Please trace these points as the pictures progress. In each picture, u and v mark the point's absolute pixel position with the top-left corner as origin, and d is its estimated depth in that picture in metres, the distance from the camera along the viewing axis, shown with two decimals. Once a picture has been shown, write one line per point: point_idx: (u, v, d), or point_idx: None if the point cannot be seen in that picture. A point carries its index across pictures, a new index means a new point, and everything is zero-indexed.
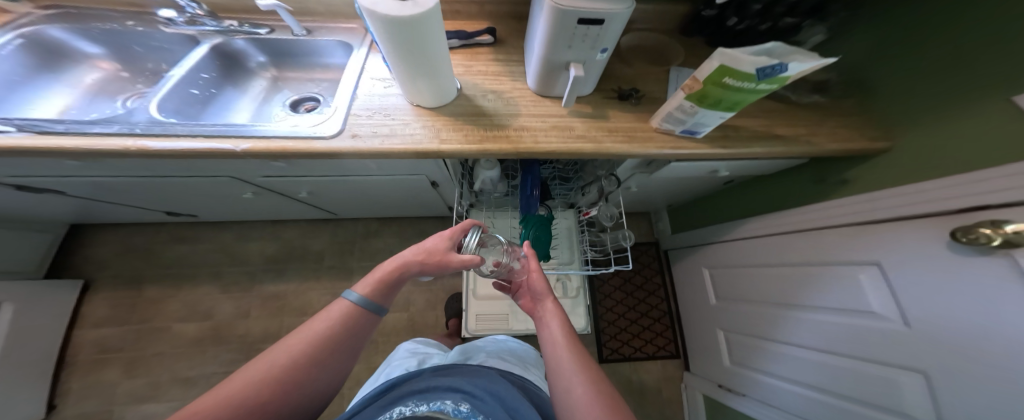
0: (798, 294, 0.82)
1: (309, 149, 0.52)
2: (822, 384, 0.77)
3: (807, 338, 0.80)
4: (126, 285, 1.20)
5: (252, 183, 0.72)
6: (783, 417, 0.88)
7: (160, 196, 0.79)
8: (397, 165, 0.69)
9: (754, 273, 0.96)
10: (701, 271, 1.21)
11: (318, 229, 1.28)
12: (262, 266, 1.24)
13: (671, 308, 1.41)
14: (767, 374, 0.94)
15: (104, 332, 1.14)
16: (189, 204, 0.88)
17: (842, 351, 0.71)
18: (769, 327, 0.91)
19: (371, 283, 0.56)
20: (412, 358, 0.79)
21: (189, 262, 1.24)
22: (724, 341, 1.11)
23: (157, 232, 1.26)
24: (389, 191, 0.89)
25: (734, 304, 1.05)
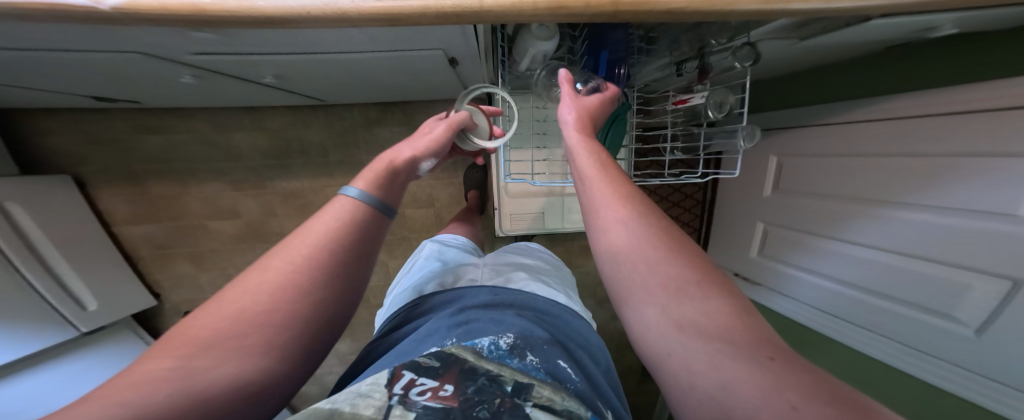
0: (889, 191, 0.67)
1: (250, 9, 0.30)
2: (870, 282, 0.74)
3: (872, 237, 0.71)
4: (128, 181, 1.10)
5: (186, 65, 0.47)
6: (807, 306, 0.91)
7: (90, 80, 0.56)
8: (401, 35, 0.44)
9: (840, 166, 0.76)
10: (766, 160, 0.96)
11: (306, 118, 1.05)
12: (260, 162, 1.09)
13: (705, 198, 1.26)
14: (797, 267, 0.91)
15: (144, 230, 1.16)
16: (130, 89, 0.64)
17: (914, 252, 0.64)
18: (828, 224, 0.80)
19: (365, 179, 0.51)
20: (441, 267, 0.75)
21: (178, 156, 1.08)
22: (762, 233, 1.01)
23: (116, 121, 1.04)
24: (391, 73, 0.64)
25: (782, 197, 0.92)
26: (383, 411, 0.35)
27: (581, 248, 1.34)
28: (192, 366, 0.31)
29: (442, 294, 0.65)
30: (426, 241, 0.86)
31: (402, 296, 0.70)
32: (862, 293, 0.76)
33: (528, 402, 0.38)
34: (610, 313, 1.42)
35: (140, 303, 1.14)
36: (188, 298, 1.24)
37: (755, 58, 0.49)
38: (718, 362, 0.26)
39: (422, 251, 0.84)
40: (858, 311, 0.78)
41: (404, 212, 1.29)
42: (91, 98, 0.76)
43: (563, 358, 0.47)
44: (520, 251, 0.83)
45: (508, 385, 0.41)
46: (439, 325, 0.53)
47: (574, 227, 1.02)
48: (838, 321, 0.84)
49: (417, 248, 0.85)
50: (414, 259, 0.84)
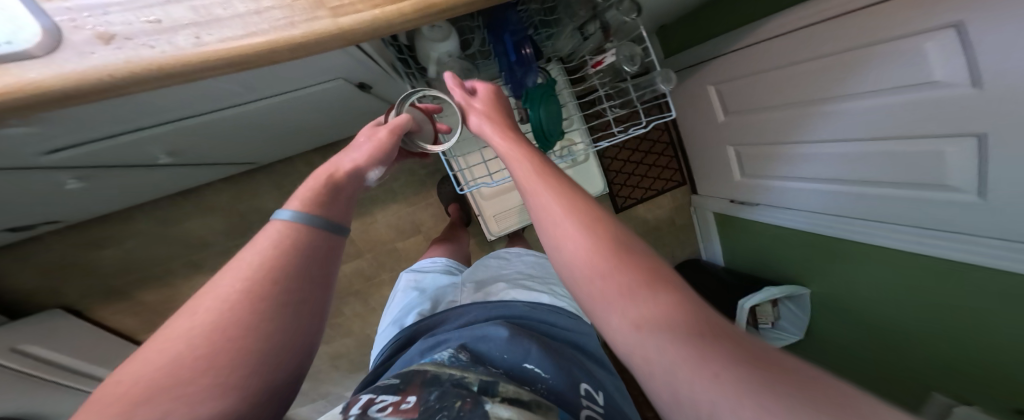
0: (822, 87, 0.66)
1: (13, 87, 0.20)
2: (848, 173, 0.72)
3: (832, 131, 0.69)
4: (110, 296, 1.04)
5: (52, 166, 0.42)
6: (805, 213, 0.89)
7: (4, 205, 0.52)
8: (279, 72, 0.39)
9: (773, 78, 0.76)
10: (705, 90, 0.98)
11: (249, 185, 0.99)
12: (224, 242, 1.03)
13: (673, 138, 1.24)
14: (782, 178, 0.90)
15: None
16: (49, 206, 0.59)
17: (881, 133, 0.61)
18: (787, 129, 0.78)
19: (301, 198, 0.37)
20: (419, 294, 0.70)
21: (140, 263, 1.03)
22: (735, 154, 1.01)
23: (61, 250, 0.98)
24: (304, 114, 0.59)
25: (740, 118, 0.91)
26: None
27: None
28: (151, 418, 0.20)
29: (420, 322, 0.61)
30: (403, 273, 0.80)
31: (385, 334, 0.66)
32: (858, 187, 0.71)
33: (494, 398, 0.33)
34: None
35: None
36: None
37: (638, 7, 0.51)
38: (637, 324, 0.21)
39: (399, 284, 0.79)
40: (864, 208, 0.73)
41: (394, 247, 1.15)
42: (7, 232, 0.71)
43: (529, 359, 0.44)
44: (503, 257, 0.79)
45: (472, 385, 0.35)
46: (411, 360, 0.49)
47: None
48: (845, 219, 0.79)
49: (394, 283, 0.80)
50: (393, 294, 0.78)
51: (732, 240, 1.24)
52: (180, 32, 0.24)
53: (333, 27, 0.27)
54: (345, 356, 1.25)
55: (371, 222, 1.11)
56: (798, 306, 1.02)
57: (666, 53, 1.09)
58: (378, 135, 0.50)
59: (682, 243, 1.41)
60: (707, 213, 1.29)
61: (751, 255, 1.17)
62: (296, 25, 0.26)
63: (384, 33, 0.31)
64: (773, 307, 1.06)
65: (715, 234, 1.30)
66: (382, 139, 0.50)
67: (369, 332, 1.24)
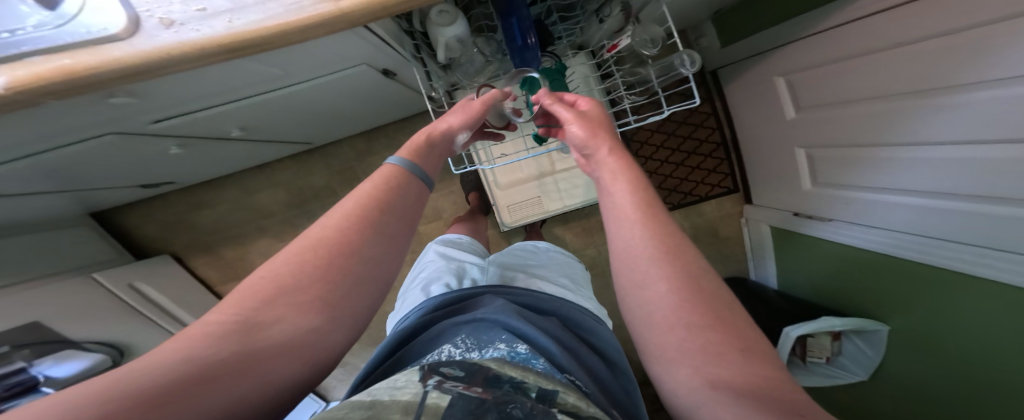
0: (922, 76, 0.54)
1: (103, 62, 0.28)
2: (958, 186, 0.56)
3: (937, 133, 0.55)
4: (204, 248, 1.30)
5: (153, 133, 0.54)
6: (892, 233, 0.73)
7: (130, 165, 0.68)
8: (309, 58, 0.45)
9: (859, 67, 0.64)
10: (772, 83, 0.86)
11: (306, 165, 1.15)
12: (287, 212, 1.21)
13: (724, 138, 1.12)
14: (868, 189, 0.74)
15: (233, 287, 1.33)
16: (162, 168, 0.77)
17: (993, 135, 0.47)
18: (875, 130, 0.65)
19: (408, 149, 0.42)
20: (446, 267, 0.69)
21: (226, 223, 1.26)
22: (806, 159, 0.87)
23: (178, 205, 1.25)
24: (340, 99, 0.67)
25: (812, 113, 0.78)
26: (421, 395, 0.28)
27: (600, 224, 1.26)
28: (247, 327, 0.24)
29: (452, 294, 0.58)
30: (433, 242, 0.77)
31: (409, 301, 0.65)
32: (965, 202, 0.56)
33: (555, 409, 0.28)
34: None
35: None
36: None
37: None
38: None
39: (427, 254, 0.79)
40: (971, 232, 0.58)
41: (422, 230, 1.24)
42: (139, 188, 0.93)
43: (574, 367, 0.39)
44: (531, 246, 0.76)
45: (531, 391, 0.31)
46: (455, 341, 0.44)
47: (576, 202, 0.96)
48: (951, 244, 0.62)
49: (422, 252, 0.80)
50: (419, 265, 0.77)
51: (792, 260, 1.07)
52: (218, 17, 0.29)
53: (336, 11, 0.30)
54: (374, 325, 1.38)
55: None
56: (867, 343, 0.87)
57: (723, 42, 0.98)
58: (470, 105, 0.51)
59: (725, 256, 1.27)
60: (764, 226, 1.13)
61: (814, 278, 1.01)
62: (307, 10, 0.30)
63: (381, 14, 0.33)
64: (834, 341, 0.92)
65: (770, 251, 1.15)
66: (476, 109, 0.50)
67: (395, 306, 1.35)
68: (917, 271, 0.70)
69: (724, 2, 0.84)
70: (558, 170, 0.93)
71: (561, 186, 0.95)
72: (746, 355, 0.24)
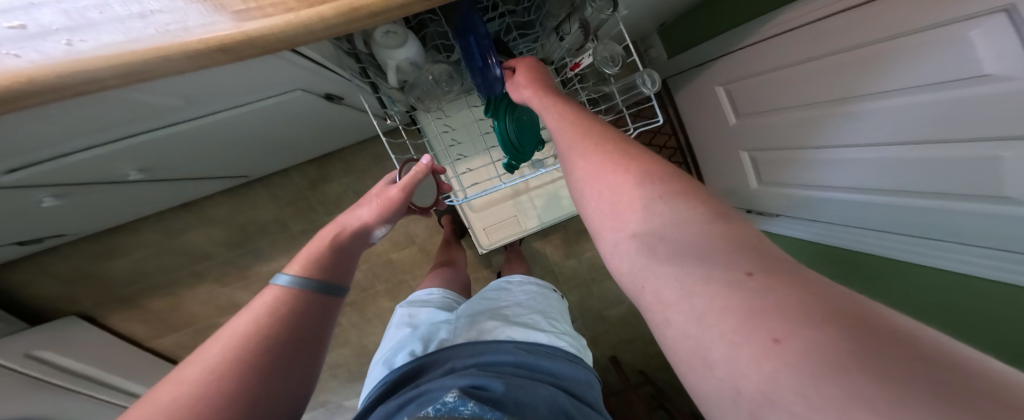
0: (841, 84, 0.58)
1: None
2: (882, 182, 0.60)
3: (859, 134, 0.59)
4: (125, 303, 1.10)
5: (15, 185, 0.43)
6: (831, 227, 0.78)
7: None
8: (219, 86, 0.37)
9: (787, 76, 0.67)
10: (714, 91, 0.90)
11: (245, 198, 1.01)
12: (227, 253, 1.05)
13: (681, 143, 1.16)
14: (804, 186, 0.78)
15: (177, 339, 1.16)
16: (44, 222, 0.62)
17: (914, 135, 0.51)
18: (805, 133, 0.69)
19: (299, 263, 0.41)
20: (411, 329, 0.63)
21: (149, 272, 1.07)
22: (749, 161, 0.91)
23: (80, 259, 1.03)
24: (274, 127, 0.58)
25: (750, 120, 0.82)
26: None
27: (578, 234, 1.22)
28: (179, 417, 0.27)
29: (409, 366, 0.54)
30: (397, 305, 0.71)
31: (374, 374, 0.59)
32: (883, 196, 0.61)
33: None
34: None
35: None
36: None
37: (615, 2, 0.46)
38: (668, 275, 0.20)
39: (392, 318, 0.72)
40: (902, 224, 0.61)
41: (389, 258, 1.14)
42: (16, 245, 0.75)
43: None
44: (498, 287, 0.71)
45: None
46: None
47: (553, 220, 0.93)
48: (883, 235, 0.66)
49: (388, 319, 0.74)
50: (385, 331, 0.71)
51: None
52: (49, 38, 0.22)
53: (236, 32, 0.23)
54: (344, 364, 1.24)
55: None
56: None
57: (670, 53, 1.02)
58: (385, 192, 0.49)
59: None
60: None
61: None
62: (193, 30, 0.23)
63: (312, 39, 0.26)
64: None
65: None
66: (392, 197, 0.48)
67: (368, 342, 1.23)
68: (859, 261, 0.74)
69: (669, 15, 0.87)
70: (533, 189, 0.90)
71: (537, 203, 0.91)
72: (682, 210, 0.23)
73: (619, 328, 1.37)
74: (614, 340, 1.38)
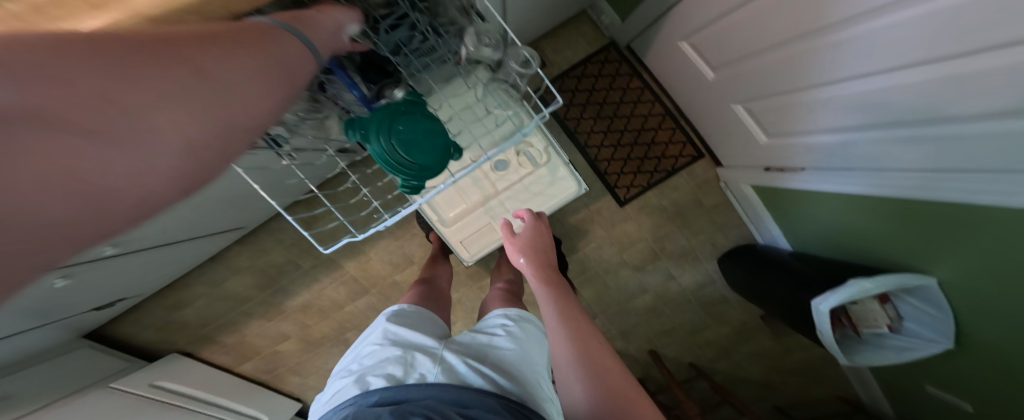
0: (815, 11, 0.49)
1: None
2: (925, 108, 0.47)
3: (868, 59, 0.49)
4: (201, 344, 1.30)
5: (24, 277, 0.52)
6: (879, 172, 0.62)
7: (51, 298, 0.67)
8: None
9: (749, 11, 0.58)
10: (678, 48, 0.82)
11: (262, 246, 1.13)
12: (260, 294, 1.19)
13: (669, 107, 1.04)
14: (817, 131, 0.66)
15: (251, 366, 1.33)
16: (100, 292, 0.76)
17: (937, 49, 0.40)
18: (798, 71, 0.59)
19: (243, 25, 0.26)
20: (394, 351, 0.62)
21: (210, 318, 1.25)
22: (747, 114, 0.79)
23: (161, 313, 1.25)
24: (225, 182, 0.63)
25: (736, 68, 0.71)
26: None
27: (577, 228, 1.11)
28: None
29: (387, 396, 0.52)
30: (384, 319, 0.68)
31: (345, 392, 0.58)
32: (918, 127, 0.50)
33: None
34: (662, 275, 1.17)
35: (291, 403, 1.33)
36: (311, 396, 1.38)
37: None
38: None
39: (375, 327, 0.71)
40: (954, 155, 0.49)
41: (394, 279, 1.17)
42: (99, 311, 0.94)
43: None
44: (496, 321, 0.72)
45: None
46: None
47: None
48: (952, 177, 0.51)
49: (369, 327, 0.72)
50: (368, 336, 0.70)
51: (794, 220, 0.92)
52: None
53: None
54: None
55: (368, 260, 1.15)
56: (926, 303, 0.68)
57: (622, 15, 0.92)
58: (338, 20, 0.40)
59: (722, 227, 1.12)
60: (752, 195, 0.99)
61: (824, 237, 0.86)
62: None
63: None
64: (883, 304, 0.76)
65: (765, 214, 1.00)
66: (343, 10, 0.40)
67: None
68: (931, 210, 0.57)
69: None
70: (499, 190, 0.85)
71: (507, 205, 0.86)
72: None
73: (652, 321, 1.21)
74: (650, 335, 1.22)
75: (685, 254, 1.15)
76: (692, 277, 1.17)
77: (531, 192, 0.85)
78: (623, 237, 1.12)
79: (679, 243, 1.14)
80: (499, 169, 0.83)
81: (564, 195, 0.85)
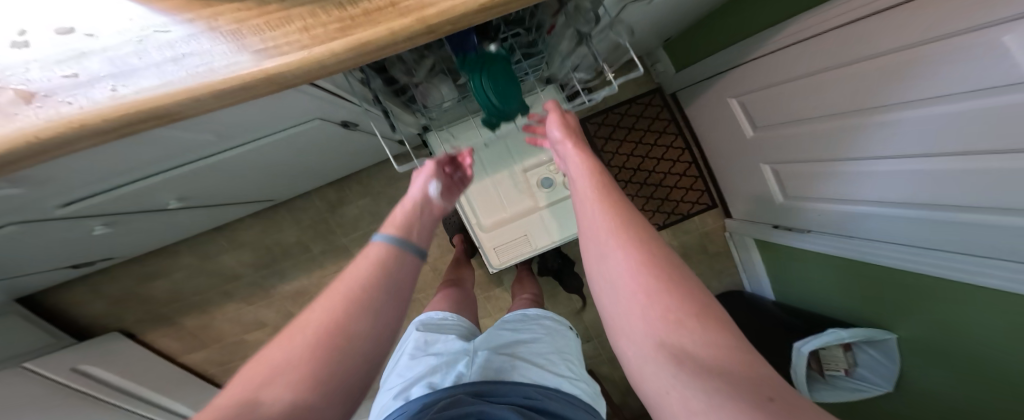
0: (850, 101, 0.62)
1: None
2: (926, 192, 0.58)
3: (886, 146, 0.60)
4: (159, 322, 1.15)
5: (49, 220, 0.47)
6: (868, 244, 0.76)
7: (71, 242, 0.61)
8: (244, 122, 0.41)
9: (796, 88, 0.73)
10: (727, 103, 0.98)
11: (273, 222, 1.07)
12: (252, 274, 1.11)
13: (694, 157, 1.23)
14: (835, 201, 0.79)
15: (201, 356, 1.18)
16: (93, 246, 0.68)
17: (939, 148, 0.51)
18: (826, 146, 0.72)
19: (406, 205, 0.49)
20: (422, 359, 0.56)
21: (182, 292, 1.13)
22: (773, 173, 0.95)
23: (124, 280, 1.11)
24: (294, 156, 0.63)
25: (774, 131, 0.85)
26: None
27: None
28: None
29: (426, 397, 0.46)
30: (412, 328, 0.62)
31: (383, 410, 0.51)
32: (915, 210, 0.61)
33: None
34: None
35: None
36: None
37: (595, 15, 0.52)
38: (688, 403, 0.20)
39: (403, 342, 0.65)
40: (937, 238, 0.61)
41: None
42: (70, 268, 0.83)
43: None
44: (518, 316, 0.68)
45: None
46: None
47: (564, 237, 0.91)
48: (929, 252, 0.63)
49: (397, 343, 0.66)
50: (396, 352, 0.63)
51: (783, 272, 1.08)
52: (49, 98, 0.23)
53: (258, 72, 0.24)
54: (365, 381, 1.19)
55: None
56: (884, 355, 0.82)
57: (678, 66, 1.10)
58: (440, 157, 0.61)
59: (717, 270, 1.28)
60: (755, 250, 1.16)
61: (806, 295, 1.02)
62: (220, 69, 0.24)
63: (319, 77, 0.27)
64: (845, 352, 0.89)
65: (761, 264, 1.16)
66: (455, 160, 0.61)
67: None
68: (908, 281, 0.69)
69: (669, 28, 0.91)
70: (546, 206, 0.91)
71: (551, 221, 0.91)
72: (699, 322, 0.25)
73: None
74: None
75: None
76: None
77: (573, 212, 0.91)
78: None
79: None
80: (545, 187, 0.89)
81: None
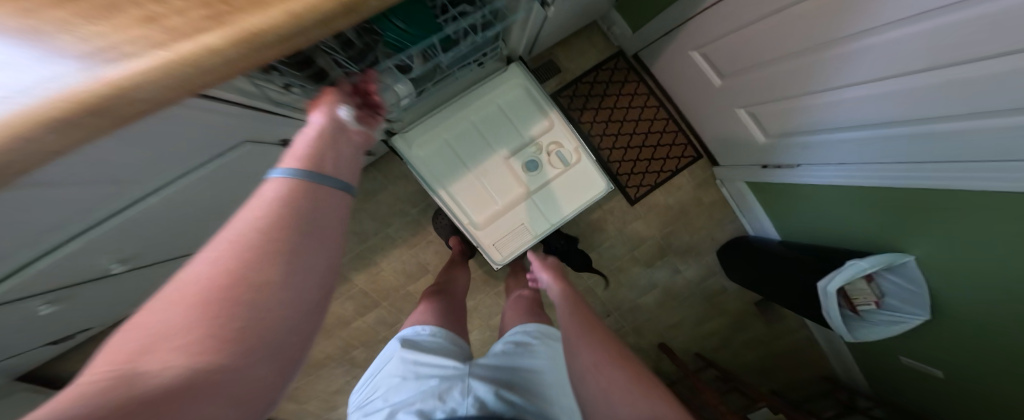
0: (824, 31, 0.61)
1: None
2: (915, 109, 0.59)
3: (866, 69, 0.60)
4: None
5: None
6: (863, 166, 0.75)
7: (18, 325, 0.54)
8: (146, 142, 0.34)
9: (761, 28, 0.70)
10: (690, 57, 0.96)
11: None
12: None
13: (671, 112, 1.22)
14: (816, 132, 0.79)
15: None
16: (42, 323, 0.61)
17: (935, 58, 0.50)
18: (803, 80, 0.72)
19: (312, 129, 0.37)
20: (413, 387, 0.48)
21: None
22: (749, 115, 0.92)
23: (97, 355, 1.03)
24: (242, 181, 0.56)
25: (745, 75, 0.84)
26: None
27: (591, 227, 1.23)
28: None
29: None
30: (397, 346, 0.54)
31: None
32: (919, 123, 0.60)
33: None
34: (669, 270, 1.29)
35: None
36: None
37: None
38: None
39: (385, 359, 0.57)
40: (934, 146, 0.61)
41: (409, 291, 1.03)
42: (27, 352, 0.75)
43: None
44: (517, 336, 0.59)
45: None
46: None
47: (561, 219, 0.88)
48: (948, 164, 0.60)
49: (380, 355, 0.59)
50: (380, 367, 0.56)
51: (781, 212, 1.06)
52: None
53: (97, 84, 0.18)
54: None
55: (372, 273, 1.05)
56: (909, 280, 0.79)
57: (634, 27, 1.06)
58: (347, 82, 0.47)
59: (718, 221, 1.25)
60: (750, 194, 1.13)
61: (807, 230, 1.01)
62: (28, 89, 0.17)
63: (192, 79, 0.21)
64: (869, 283, 0.84)
65: (759, 208, 1.13)
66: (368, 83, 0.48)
67: None
68: (916, 195, 0.68)
69: None
70: (535, 189, 0.87)
71: (544, 205, 0.87)
72: (645, 391, 0.37)
73: (662, 312, 1.33)
74: (661, 329, 1.35)
75: (690, 247, 1.27)
76: (695, 270, 1.30)
77: (563, 190, 0.88)
78: (634, 235, 1.25)
79: (683, 239, 1.27)
80: (530, 170, 0.86)
81: (593, 194, 0.88)
